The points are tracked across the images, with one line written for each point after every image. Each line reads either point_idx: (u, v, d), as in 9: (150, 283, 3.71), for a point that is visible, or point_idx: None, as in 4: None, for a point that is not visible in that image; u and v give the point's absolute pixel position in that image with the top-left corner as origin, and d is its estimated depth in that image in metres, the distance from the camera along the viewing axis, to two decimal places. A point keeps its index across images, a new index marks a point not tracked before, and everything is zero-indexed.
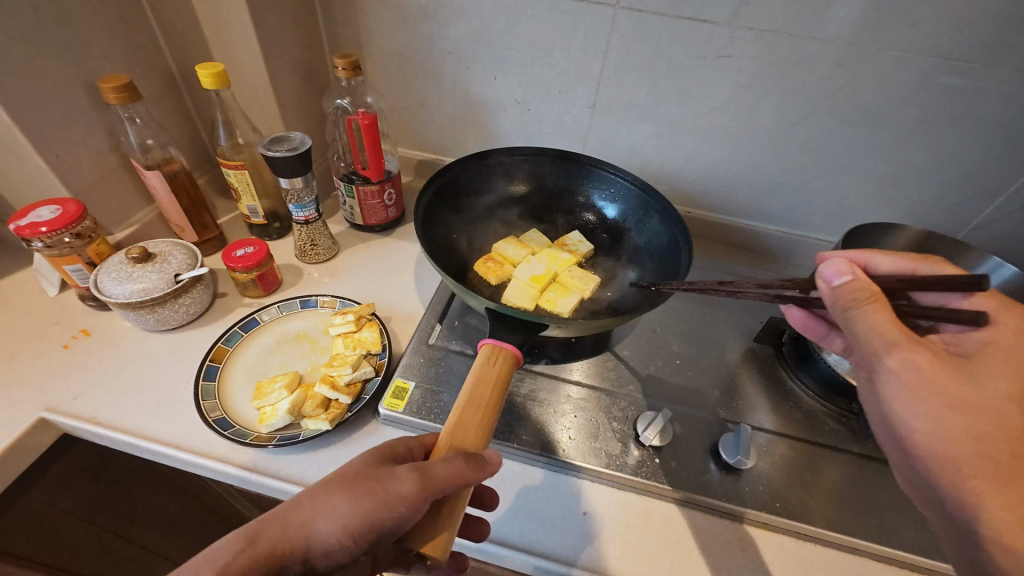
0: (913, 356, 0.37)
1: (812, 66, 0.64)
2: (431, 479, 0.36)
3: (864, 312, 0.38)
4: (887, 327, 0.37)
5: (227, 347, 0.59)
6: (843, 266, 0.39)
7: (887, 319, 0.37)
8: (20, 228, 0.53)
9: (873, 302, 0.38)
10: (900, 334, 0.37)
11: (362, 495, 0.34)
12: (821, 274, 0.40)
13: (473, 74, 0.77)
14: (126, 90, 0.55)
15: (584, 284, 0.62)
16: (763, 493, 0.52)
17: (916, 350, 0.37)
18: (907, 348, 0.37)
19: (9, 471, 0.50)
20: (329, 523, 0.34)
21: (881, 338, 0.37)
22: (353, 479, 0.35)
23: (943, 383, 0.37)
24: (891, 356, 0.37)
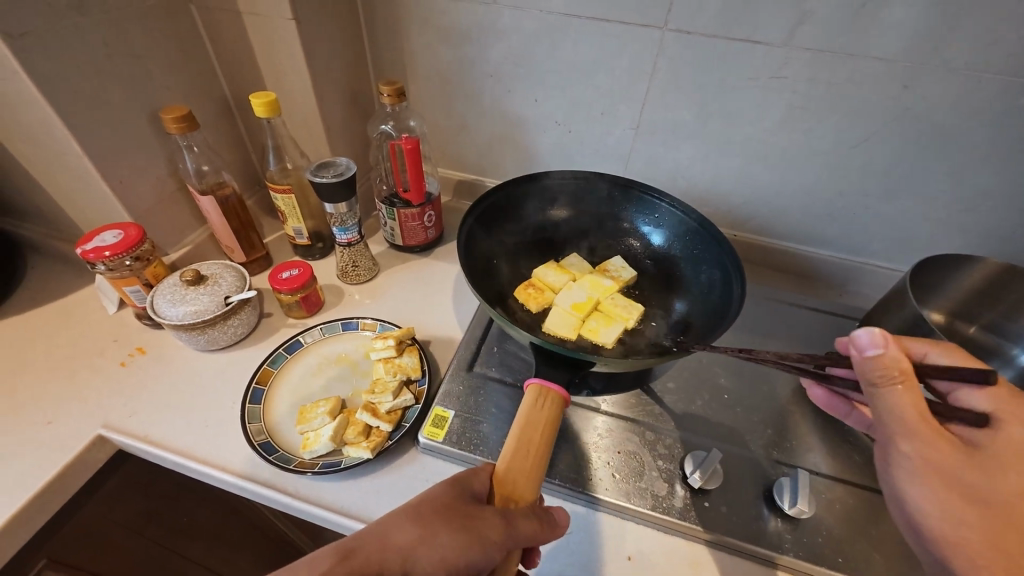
0: (927, 449, 0.38)
1: (873, 87, 0.60)
2: (510, 524, 0.37)
3: (891, 393, 0.38)
4: (913, 412, 0.37)
5: (273, 369, 0.60)
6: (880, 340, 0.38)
7: (912, 403, 0.37)
8: (86, 252, 0.56)
9: (900, 383, 0.37)
10: (922, 421, 0.37)
11: (454, 532, 0.35)
12: (855, 344, 0.39)
13: (515, 96, 0.76)
14: (185, 119, 0.57)
15: (627, 313, 0.60)
16: (823, 546, 0.48)
17: (932, 440, 0.38)
18: (920, 439, 0.38)
19: (68, 485, 0.52)
20: (421, 556, 0.35)
21: (904, 423, 0.37)
22: (444, 513, 0.36)
23: (954, 474, 0.37)
24: (907, 442, 0.38)
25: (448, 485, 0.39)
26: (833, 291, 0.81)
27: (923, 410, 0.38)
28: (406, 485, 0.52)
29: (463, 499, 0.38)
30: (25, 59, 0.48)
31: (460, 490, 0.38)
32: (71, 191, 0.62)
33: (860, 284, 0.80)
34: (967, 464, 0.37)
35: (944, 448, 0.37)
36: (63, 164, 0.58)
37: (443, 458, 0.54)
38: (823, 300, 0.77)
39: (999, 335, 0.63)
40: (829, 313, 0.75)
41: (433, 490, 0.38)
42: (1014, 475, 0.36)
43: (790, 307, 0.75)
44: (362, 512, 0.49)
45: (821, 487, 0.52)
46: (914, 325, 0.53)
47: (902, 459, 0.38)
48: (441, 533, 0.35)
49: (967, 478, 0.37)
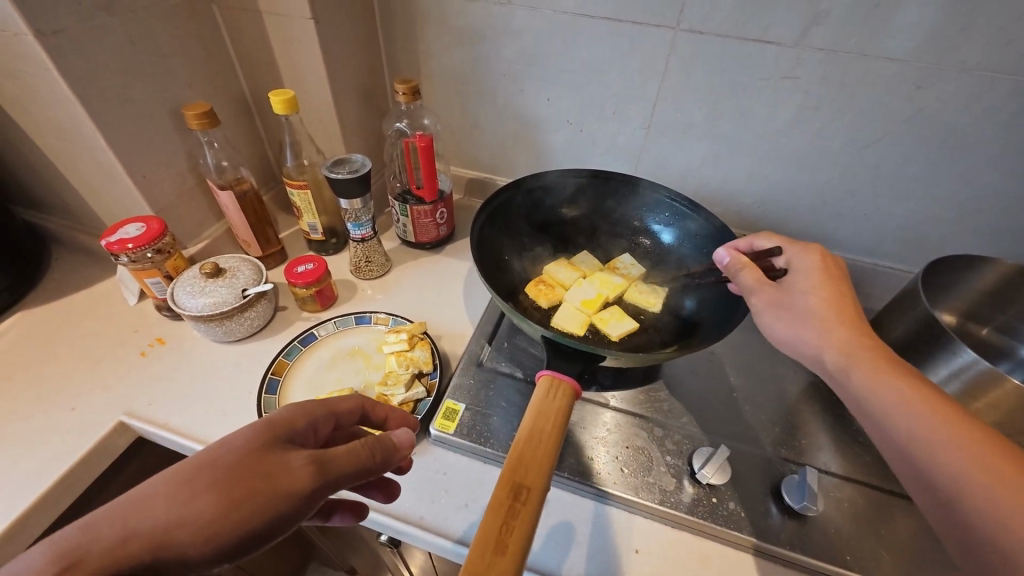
0: (761, 297, 0.50)
1: (887, 87, 0.60)
2: (530, 507, 0.36)
3: (733, 269, 0.53)
4: (747, 278, 0.51)
5: (288, 360, 0.62)
6: (721, 247, 0.56)
7: (750, 273, 0.51)
8: (110, 244, 0.57)
9: (736, 262, 0.53)
10: (753, 281, 0.51)
11: (251, 489, 0.30)
12: (714, 256, 0.56)
13: (527, 96, 0.77)
14: (207, 115, 0.59)
15: (651, 300, 0.62)
16: (832, 544, 0.48)
17: (762, 287, 0.50)
18: (754, 292, 0.50)
19: (89, 471, 0.54)
20: (185, 530, 0.28)
21: (744, 285, 0.51)
22: (230, 474, 0.31)
23: (783, 304, 0.49)
24: (752, 297, 0.51)
25: (246, 436, 0.33)
26: None
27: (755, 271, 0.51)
28: (419, 478, 0.53)
29: (264, 451, 0.32)
30: (56, 58, 0.50)
31: (261, 441, 0.33)
32: (96, 185, 0.64)
33: (872, 286, 0.79)
34: (786, 293, 0.49)
35: (771, 289, 0.50)
36: (89, 159, 0.60)
37: (454, 450, 0.55)
38: None
39: (1012, 337, 0.62)
40: None
41: (224, 445, 0.32)
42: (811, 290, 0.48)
43: None
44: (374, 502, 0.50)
45: (829, 485, 0.52)
46: (924, 325, 0.53)
47: (758, 311, 0.50)
48: (215, 497, 0.30)
49: (793, 303, 0.49)
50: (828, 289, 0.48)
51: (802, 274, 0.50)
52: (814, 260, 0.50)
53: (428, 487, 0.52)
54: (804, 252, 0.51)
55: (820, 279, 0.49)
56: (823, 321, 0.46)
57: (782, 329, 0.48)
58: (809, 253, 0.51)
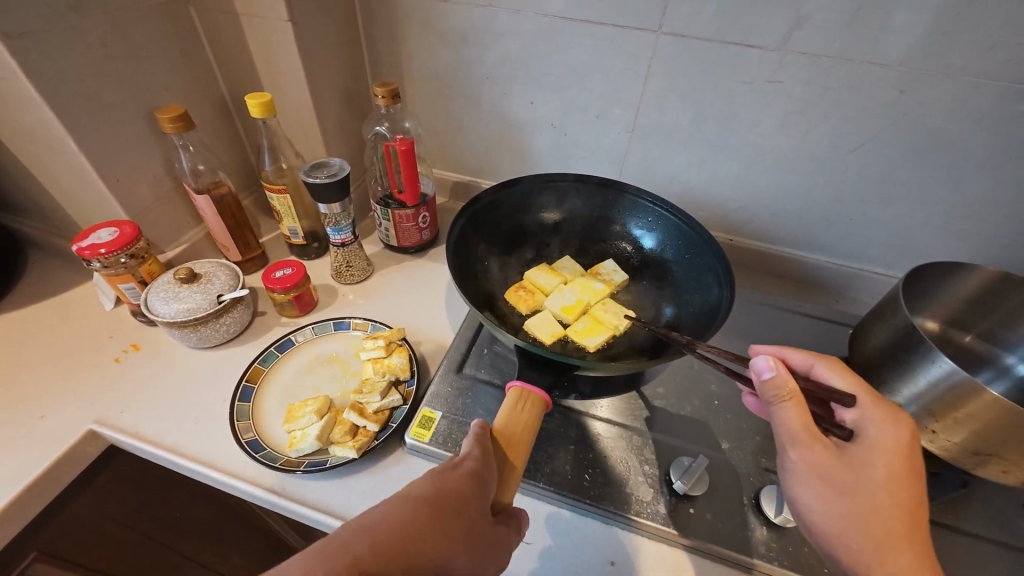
0: (808, 452, 0.41)
1: (869, 92, 0.60)
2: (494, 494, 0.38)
3: (781, 409, 0.42)
4: (796, 424, 0.42)
5: (263, 367, 0.61)
6: (772, 362, 0.43)
7: (799, 418, 0.42)
8: (81, 249, 0.56)
9: (787, 402, 0.42)
10: (802, 432, 0.41)
11: (467, 551, 0.35)
12: (754, 365, 0.43)
13: (510, 99, 0.76)
14: (181, 119, 0.58)
15: (617, 320, 0.59)
16: (810, 556, 0.48)
17: (813, 445, 0.41)
18: (803, 445, 0.41)
19: (58, 480, 0.53)
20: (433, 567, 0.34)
21: (790, 434, 0.42)
22: (460, 529, 0.36)
23: (829, 472, 0.41)
24: (793, 450, 0.42)
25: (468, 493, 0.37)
26: (828, 298, 0.80)
27: (809, 424, 0.42)
28: (392, 487, 0.52)
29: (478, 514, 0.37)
30: (24, 61, 0.49)
31: (476, 496, 0.37)
32: (70, 189, 0.63)
33: (857, 290, 0.79)
34: (837, 463, 0.41)
35: (823, 451, 0.41)
36: (62, 163, 0.59)
37: (430, 459, 0.54)
38: (819, 306, 0.77)
39: (994, 344, 0.61)
40: (825, 319, 0.74)
41: (458, 496, 0.37)
42: (875, 469, 0.41)
43: (783, 312, 0.74)
44: (346, 511, 0.50)
45: None
46: (903, 332, 0.53)
47: (794, 464, 0.42)
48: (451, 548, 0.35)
49: (846, 479, 0.41)
50: (897, 489, 0.40)
51: (875, 451, 0.41)
52: (899, 443, 0.41)
53: None
54: (890, 425, 0.42)
55: (899, 467, 0.41)
56: (869, 509, 0.40)
57: (817, 506, 0.41)
58: (896, 431, 0.41)
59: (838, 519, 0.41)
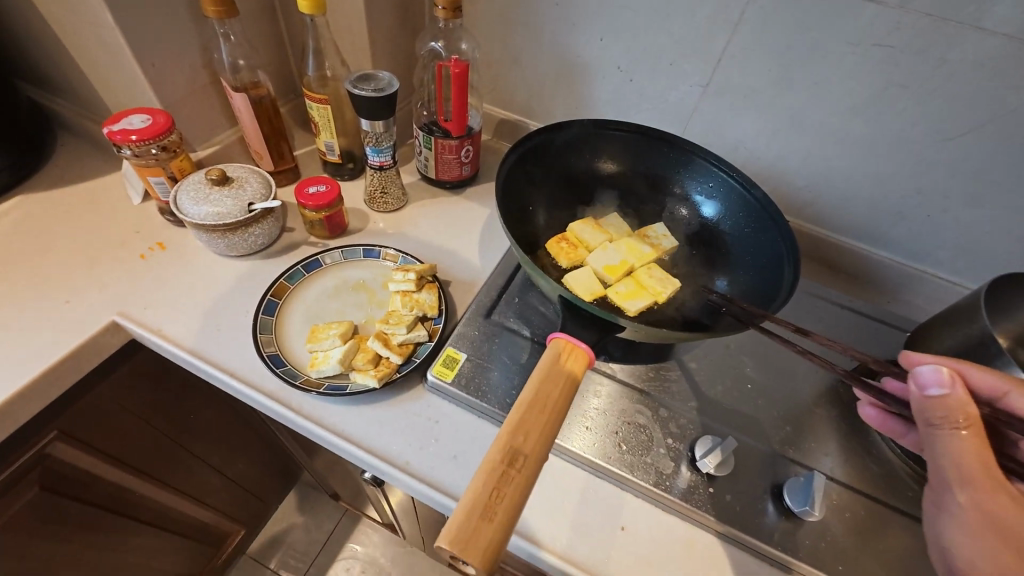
0: (985, 498, 0.37)
1: (992, 72, 0.52)
2: (525, 473, 0.34)
3: (951, 436, 0.38)
4: (971, 459, 0.37)
5: (289, 284, 0.59)
6: (947, 378, 0.39)
7: (975, 452, 0.37)
8: (112, 133, 0.53)
9: (962, 429, 0.38)
10: (980, 471, 0.37)
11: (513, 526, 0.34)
12: (921, 378, 0.40)
13: (578, 32, 0.69)
14: (224, 3, 0.53)
15: (661, 287, 0.56)
16: (825, 552, 0.46)
17: (993, 493, 0.37)
18: (980, 488, 0.37)
19: (80, 366, 0.53)
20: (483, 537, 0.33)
21: (960, 469, 0.37)
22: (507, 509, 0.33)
23: (1015, 530, 0.36)
24: (962, 492, 0.37)
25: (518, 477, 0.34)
26: (880, 297, 0.75)
27: (988, 462, 0.37)
28: (409, 421, 0.51)
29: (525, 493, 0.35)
30: None
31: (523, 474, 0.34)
32: (103, 69, 0.59)
33: (914, 294, 0.73)
34: None
35: (1012, 506, 0.36)
36: (96, 37, 0.55)
37: (449, 400, 0.53)
38: (869, 304, 0.72)
39: None
40: (876, 319, 0.69)
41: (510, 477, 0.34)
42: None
43: (831, 306, 0.70)
44: (362, 438, 0.49)
45: (832, 492, 0.50)
46: (976, 343, 0.49)
47: (959, 510, 0.37)
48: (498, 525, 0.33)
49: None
50: None
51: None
52: None
53: (418, 432, 0.51)
54: None
55: None
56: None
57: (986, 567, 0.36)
58: None
59: None
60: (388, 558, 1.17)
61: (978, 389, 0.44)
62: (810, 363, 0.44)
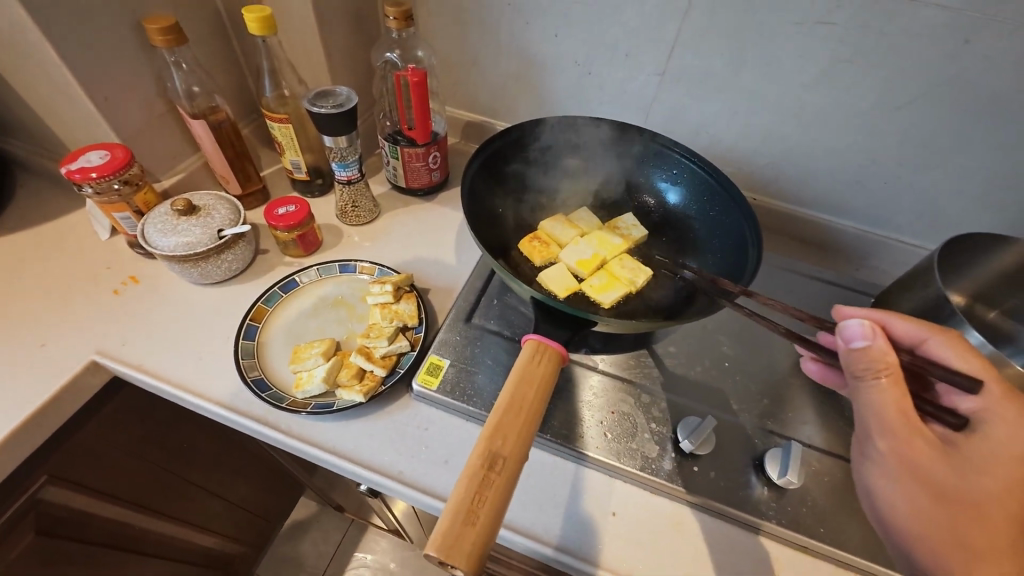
0: (901, 445, 0.39)
1: (932, 41, 0.54)
2: (505, 476, 0.35)
3: (873, 388, 0.40)
4: (890, 408, 0.39)
5: (267, 307, 0.59)
6: (869, 331, 0.40)
7: (896, 402, 0.39)
8: (70, 172, 0.53)
9: (884, 379, 0.39)
10: (899, 420, 0.39)
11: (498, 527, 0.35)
12: (846, 333, 0.41)
13: (533, 31, 0.70)
14: (172, 32, 0.53)
15: (634, 276, 0.57)
16: (807, 516, 0.48)
17: (909, 439, 0.39)
18: (898, 437, 0.39)
19: (64, 409, 0.53)
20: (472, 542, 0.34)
21: (880, 420, 0.40)
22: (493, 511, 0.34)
23: (925, 469, 0.39)
24: (883, 441, 0.40)
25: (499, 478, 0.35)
26: (848, 265, 0.78)
27: (906, 409, 0.39)
28: (399, 431, 0.52)
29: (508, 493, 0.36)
30: None
31: (504, 476, 0.35)
32: (55, 106, 0.59)
33: (880, 259, 0.76)
34: (939, 461, 0.39)
35: (935, 460, 0.39)
36: (45, 76, 0.54)
37: (436, 407, 0.54)
38: (838, 273, 0.74)
39: (1019, 322, 0.59)
40: (844, 287, 0.72)
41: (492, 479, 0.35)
42: (989, 477, 0.38)
43: (802, 278, 0.72)
44: (354, 454, 0.50)
45: (810, 459, 0.52)
46: (933, 304, 0.51)
47: (878, 456, 0.40)
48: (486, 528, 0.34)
49: (947, 481, 0.39)
50: (1007, 497, 0.38)
51: (989, 449, 0.39)
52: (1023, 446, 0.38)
53: (408, 441, 0.52)
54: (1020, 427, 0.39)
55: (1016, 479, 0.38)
56: (964, 514, 0.38)
57: (902, 505, 0.40)
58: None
59: (927, 523, 0.39)
60: (398, 562, 1.19)
61: (901, 338, 0.46)
62: (760, 325, 0.47)
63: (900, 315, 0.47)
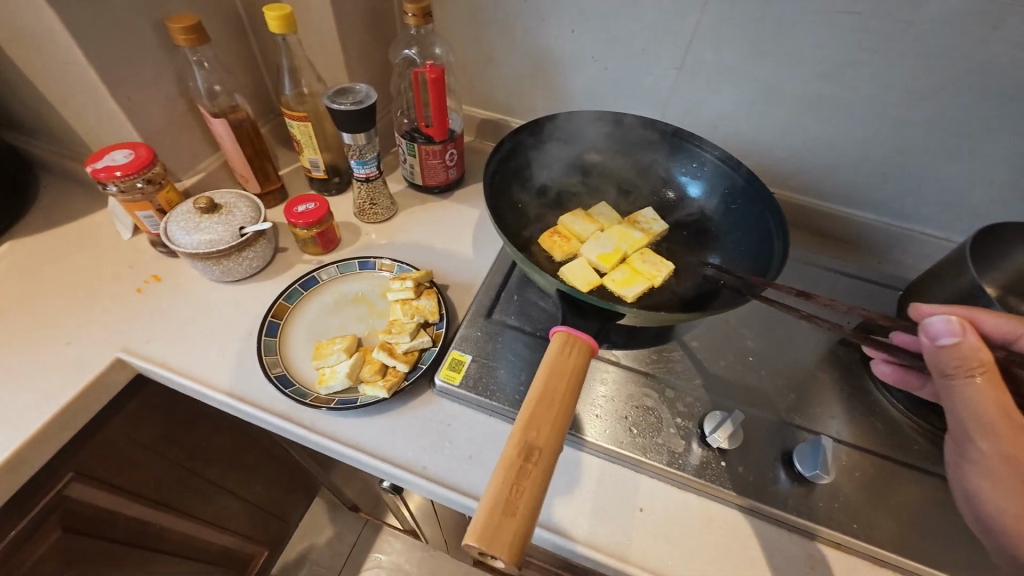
0: (1004, 445, 0.37)
1: (960, 28, 0.53)
2: (541, 467, 0.35)
3: (969, 385, 0.38)
4: (990, 405, 0.37)
5: (288, 304, 0.59)
6: (958, 327, 0.38)
7: (995, 398, 0.37)
8: (96, 171, 0.53)
9: (978, 375, 0.38)
10: (1001, 418, 0.37)
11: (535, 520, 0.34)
12: (932, 329, 0.40)
13: (550, 26, 0.70)
14: (194, 31, 0.53)
15: (655, 271, 0.57)
16: (838, 511, 0.48)
17: (1014, 438, 0.37)
18: (999, 435, 0.37)
19: (89, 406, 0.54)
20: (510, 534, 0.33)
21: (980, 419, 0.38)
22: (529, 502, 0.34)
23: None
24: (984, 440, 0.38)
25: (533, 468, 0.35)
26: (870, 258, 0.76)
27: (1008, 408, 0.37)
28: (422, 427, 0.52)
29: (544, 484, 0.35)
30: None
31: (540, 466, 0.35)
32: (79, 107, 0.59)
33: (903, 252, 0.74)
34: None
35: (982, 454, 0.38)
36: (71, 77, 0.55)
37: (458, 402, 0.54)
38: (860, 266, 0.73)
39: None
40: (868, 280, 0.71)
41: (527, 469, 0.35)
42: None
43: (824, 272, 0.71)
44: (378, 449, 0.50)
45: (840, 453, 0.51)
46: (966, 295, 0.50)
47: (981, 458, 0.38)
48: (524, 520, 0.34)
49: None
50: None
51: None
52: None
53: (432, 436, 0.51)
54: None
55: None
56: None
57: (1010, 507, 0.37)
58: None
59: None
60: (413, 562, 1.19)
61: (991, 333, 0.44)
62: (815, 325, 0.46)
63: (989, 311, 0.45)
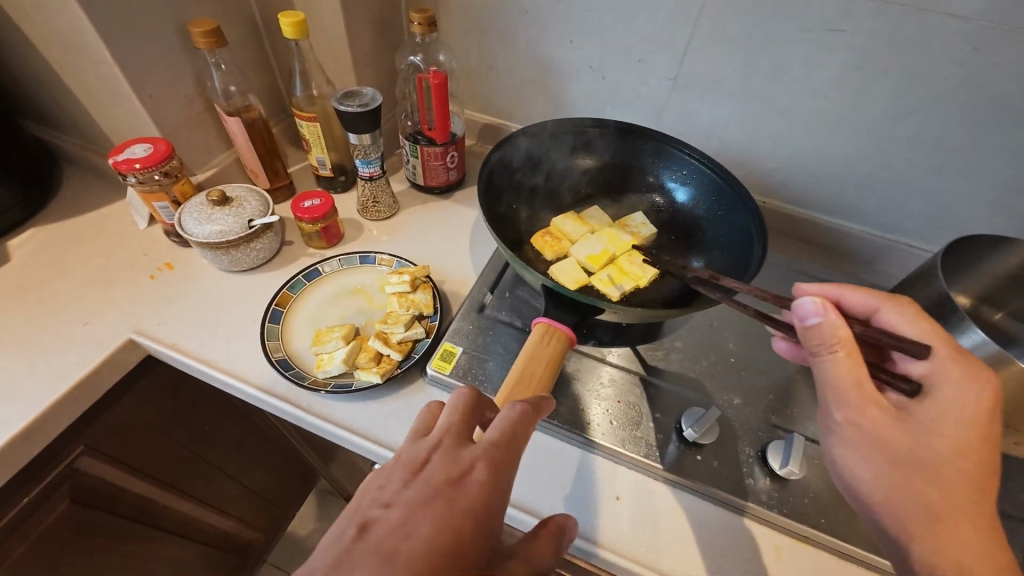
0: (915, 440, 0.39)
1: (941, 48, 0.55)
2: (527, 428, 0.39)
3: (829, 362, 0.41)
4: (845, 380, 0.40)
5: (291, 293, 0.63)
6: (820, 306, 0.41)
7: (850, 370, 0.40)
8: (117, 163, 0.57)
9: (837, 351, 0.41)
10: (852, 391, 0.40)
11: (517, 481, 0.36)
12: (800, 309, 0.42)
13: (550, 37, 0.73)
14: (214, 35, 0.57)
15: (641, 272, 0.59)
16: (809, 507, 0.49)
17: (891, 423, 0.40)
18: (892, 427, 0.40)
19: (102, 383, 0.57)
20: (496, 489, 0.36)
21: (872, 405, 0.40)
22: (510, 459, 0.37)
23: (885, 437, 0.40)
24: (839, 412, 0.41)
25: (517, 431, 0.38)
26: (857, 268, 0.78)
27: (862, 381, 0.40)
28: (412, 413, 0.54)
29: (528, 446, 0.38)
30: None
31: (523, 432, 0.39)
32: (105, 103, 0.63)
33: (889, 263, 0.76)
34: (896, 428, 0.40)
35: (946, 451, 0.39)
36: (98, 75, 0.59)
37: (448, 391, 0.56)
38: (846, 276, 0.75)
39: None
40: None
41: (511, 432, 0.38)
42: (941, 439, 0.39)
43: (810, 280, 0.73)
44: (369, 432, 0.53)
45: (814, 453, 0.53)
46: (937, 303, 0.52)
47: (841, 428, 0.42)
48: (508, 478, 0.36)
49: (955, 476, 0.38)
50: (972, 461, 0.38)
51: (939, 412, 0.40)
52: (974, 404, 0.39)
53: None
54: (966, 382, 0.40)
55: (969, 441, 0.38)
56: (927, 480, 0.39)
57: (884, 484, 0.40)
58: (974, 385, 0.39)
59: (896, 493, 0.39)
60: None
61: (857, 308, 0.47)
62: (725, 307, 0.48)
63: (853, 287, 0.48)
